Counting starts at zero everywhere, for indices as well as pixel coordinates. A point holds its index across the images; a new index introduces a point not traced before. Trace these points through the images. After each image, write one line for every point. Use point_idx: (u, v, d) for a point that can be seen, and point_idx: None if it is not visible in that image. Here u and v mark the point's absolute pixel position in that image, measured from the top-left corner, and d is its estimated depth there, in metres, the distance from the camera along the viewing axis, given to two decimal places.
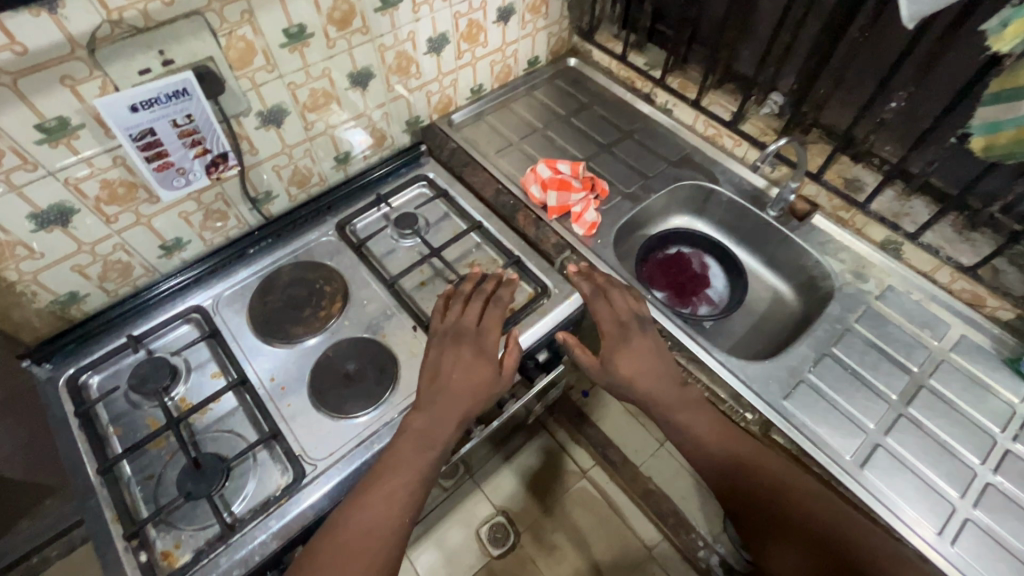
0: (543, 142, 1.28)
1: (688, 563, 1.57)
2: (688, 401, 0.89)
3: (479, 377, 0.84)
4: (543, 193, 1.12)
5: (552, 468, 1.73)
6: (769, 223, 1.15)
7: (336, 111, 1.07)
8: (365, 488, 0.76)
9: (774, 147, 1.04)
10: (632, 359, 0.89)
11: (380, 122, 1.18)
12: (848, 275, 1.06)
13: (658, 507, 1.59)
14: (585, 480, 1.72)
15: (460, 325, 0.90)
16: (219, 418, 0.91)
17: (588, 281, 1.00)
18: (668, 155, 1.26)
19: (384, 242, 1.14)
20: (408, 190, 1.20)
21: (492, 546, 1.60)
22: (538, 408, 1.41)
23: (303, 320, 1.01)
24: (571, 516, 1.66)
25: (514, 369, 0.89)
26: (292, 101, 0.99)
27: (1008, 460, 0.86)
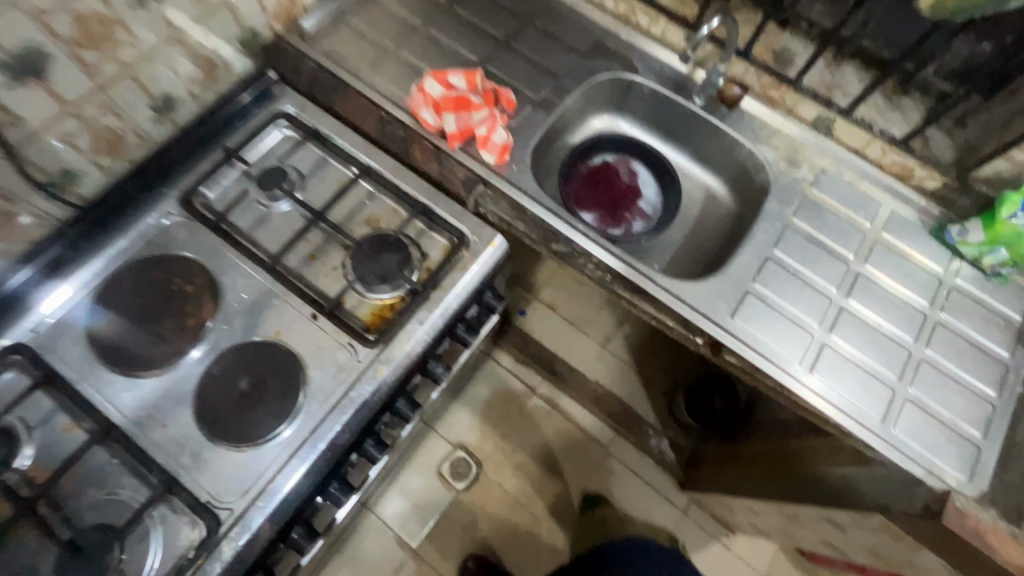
0: (425, 45, 1.02)
1: (641, 450, 1.66)
2: None
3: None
4: (439, 116, 0.91)
5: (502, 393, 1.71)
6: (696, 113, 1.03)
7: (128, 41, 0.77)
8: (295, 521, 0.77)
9: (708, 29, 0.89)
10: None
11: (202, 46, 0.87)
12: (781, 163, 0.98)
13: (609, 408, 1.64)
14: (536, 398, 1.71)
15: None
16: (91, 482, 0.73)
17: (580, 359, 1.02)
18: (577, 43, 1.05)
19: (251, 210, 0.90)
20: (265, 135, 0.94)
21: (457, 483, 1.60)
22: None
23: (167, 336, 0.80)
24: (528, 435, 1.67)
25: None
26: (50, 37, 0.69)
27: (937, 331, 0.88)
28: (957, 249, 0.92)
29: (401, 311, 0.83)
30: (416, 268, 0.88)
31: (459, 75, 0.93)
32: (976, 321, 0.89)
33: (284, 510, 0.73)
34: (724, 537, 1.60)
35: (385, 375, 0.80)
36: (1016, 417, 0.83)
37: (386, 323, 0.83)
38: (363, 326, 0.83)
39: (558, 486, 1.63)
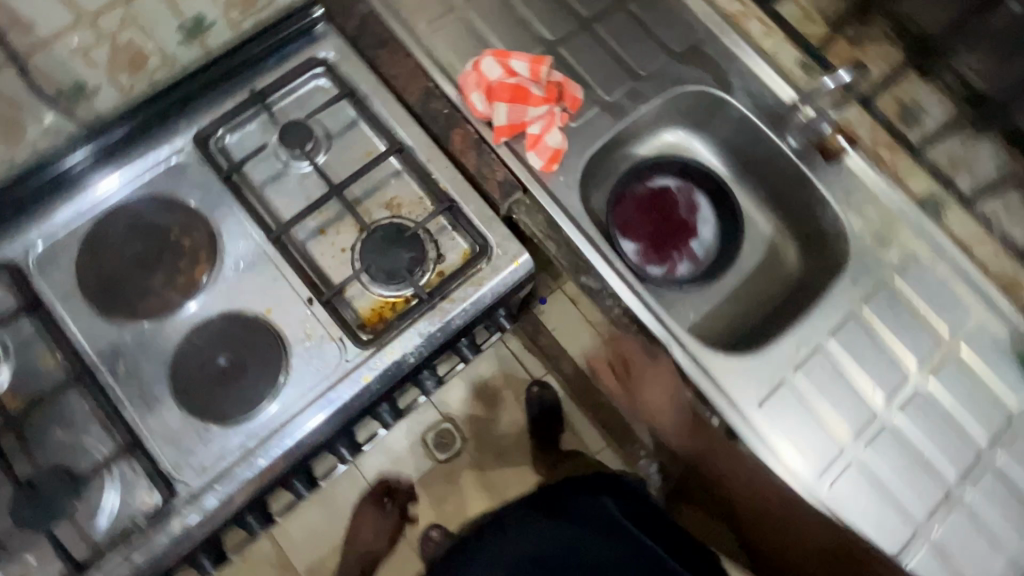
0: (498, 9, 0.88)
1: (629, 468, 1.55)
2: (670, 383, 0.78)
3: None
4: (488, 104, 0.80)
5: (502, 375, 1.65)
6: (785, 156, 0.88)
7: None
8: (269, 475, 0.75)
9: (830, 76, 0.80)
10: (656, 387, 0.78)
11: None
12: (869, 238, 0.84)
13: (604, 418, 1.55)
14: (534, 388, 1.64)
15: None
16: (59, 421, 0.71)
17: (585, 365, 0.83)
18: (671, 42, 0.90)
19: (268, 164, 0.82)
20: (298, 83, 0.84)
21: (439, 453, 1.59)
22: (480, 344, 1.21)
23: (154, 290, 0.75)
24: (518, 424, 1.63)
25: None
26: None
27: (985, 476, 0.77)
28: None
29: (401, 316, 0.76)
30: (429, 270, 0.80)
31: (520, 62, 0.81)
32: None
33: (241, 498, 0.70)
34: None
35: (370, 383, 0.74)
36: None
37: (384, 324, 0.77)
38: (359, 321, 0.78)
39: (537, 480, 1.59)
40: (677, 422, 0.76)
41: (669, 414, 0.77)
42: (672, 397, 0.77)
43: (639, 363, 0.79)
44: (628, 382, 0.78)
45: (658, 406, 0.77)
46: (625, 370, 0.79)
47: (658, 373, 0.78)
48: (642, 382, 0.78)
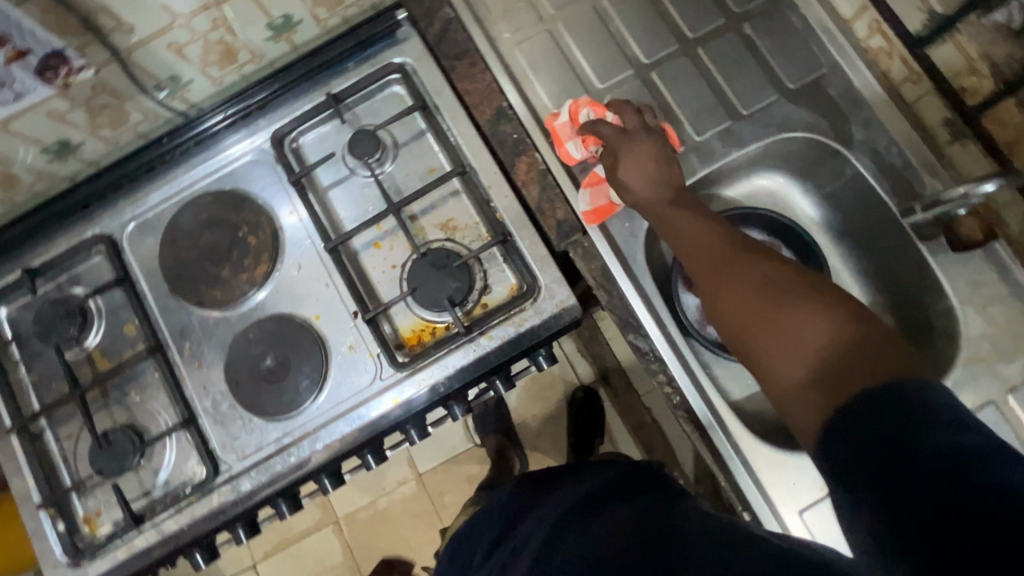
0: (591, 25, 0.81)
1: None
2: (679, 207, 0.70)
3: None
4: (587, 154, 0.75)
5: (553, 376, 1.50)
6: (901, 230, 0.74)
7: None
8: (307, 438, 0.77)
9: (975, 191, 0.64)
10: (635, 166, 0.70)
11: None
12: (987, 345, 0.70)
13: (647, 441, 1.38)
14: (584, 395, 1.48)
15: None
16: (134, 384, 0.81)
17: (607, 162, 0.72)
18: (785, 77, 0.78)
19: (335, 169, 0.83)
20: (373, 88, 0.83)
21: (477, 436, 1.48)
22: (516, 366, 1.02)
23: (220, 283, 0.81)
24: (560, 424, 1.49)
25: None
26: None
27: None
28: None
29: (440, 345, 0.76)
30: (473, 300, 0.78)
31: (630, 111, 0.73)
32: None
33: (269, 489, 0.76)
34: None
35: (397, 406, 0.76)
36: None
37: (421, 348, 0.78)
38: (399, 341, 0.79)
39: None
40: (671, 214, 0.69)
41: (661, 200, 0.70)
42: (659, 170, 0.70)
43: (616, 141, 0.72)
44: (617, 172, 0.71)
45: (641, 189, 0.70)
46: (613, 164, 0.72)
47: (631, 159, 0.70)
48: (624, 162, 0.70)
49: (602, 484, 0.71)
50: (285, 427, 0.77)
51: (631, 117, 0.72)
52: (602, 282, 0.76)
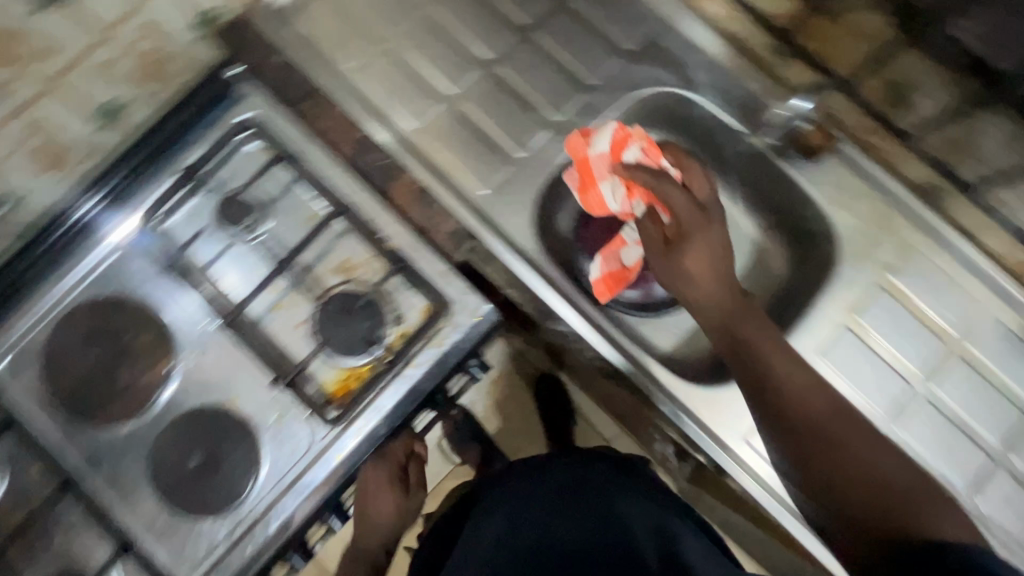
0: (426, 35, 0.82)
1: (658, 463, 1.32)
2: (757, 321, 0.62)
3: (394, 507, 0.85)
4: (625, 204, 0.76)
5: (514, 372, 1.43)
6: (763, 154, 0.79)
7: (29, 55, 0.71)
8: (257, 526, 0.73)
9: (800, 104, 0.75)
10: (703, 262, 0.63)
11: (154, 45, 0.78)
12: (859, 237, 0.76)
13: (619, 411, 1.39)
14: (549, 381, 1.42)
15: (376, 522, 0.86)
16: (54, 528, 0.74)
17: (655, 229, 0.68)
18: (620, 40, 0.81)
19: (212, 243, 0.79)
20: (226, 151, 0.79)
21: (455, 455, 1.39)
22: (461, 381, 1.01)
23: (122, 394, 0.76)
24: (533, 418, 1.44)
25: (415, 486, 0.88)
26: None
27: (997, 480, 0.72)
28: None
29: (369, 387, 0.75)
30: (389, 333, 0.76)
31: (701, 185, 0.67)
32: None
33: None
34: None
35: (342, 461, 0.73)
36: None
37: (352, 397, 0.75)
38: (326, 398, 0.75)
39: None
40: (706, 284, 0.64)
41: (703, 272, 0.64)
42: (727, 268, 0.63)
43: (686, 226, 0.64)
44: (674, 250, 0.64)
45: (699, 278, 0.63)
46: (676, 242, 0.65)
47: (694, 250, 0.63)
48: (689, 245, 0.64)
49: (616, 499, 0.75)
50: (232, 519, 0.73)
51: (700, 189, 0.67)
52: (508, 279, 0.78)
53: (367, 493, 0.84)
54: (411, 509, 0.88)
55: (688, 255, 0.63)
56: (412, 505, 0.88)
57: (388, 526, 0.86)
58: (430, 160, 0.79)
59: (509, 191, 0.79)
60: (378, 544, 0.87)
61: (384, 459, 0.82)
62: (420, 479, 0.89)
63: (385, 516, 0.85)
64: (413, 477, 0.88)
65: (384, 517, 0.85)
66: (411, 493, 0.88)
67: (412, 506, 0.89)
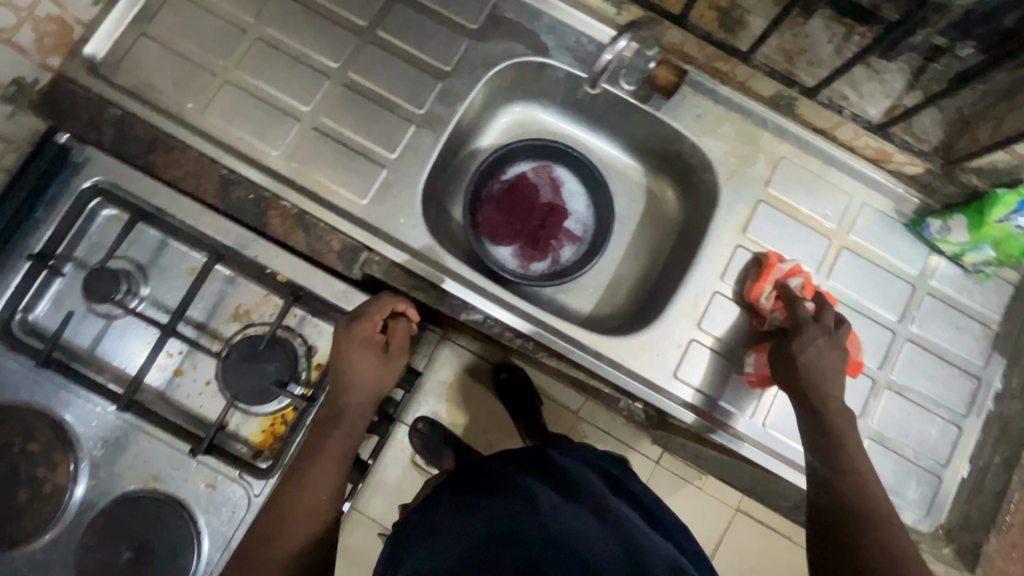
0: (266, 56, 0.78)
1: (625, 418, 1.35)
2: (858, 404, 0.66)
3: (373, 370, 0.72)
4: (772, 305, 0.74)
5: (466, 370, 1.40)
6: (625, 101, 0.82)
7: None
8: None
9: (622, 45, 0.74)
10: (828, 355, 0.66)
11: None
12: (732, 159, 0.80)
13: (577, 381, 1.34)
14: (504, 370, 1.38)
15: (350, 368, 0.70)
16: None
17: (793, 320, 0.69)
18: (464, 20, 0.80)
19: (89, 324, 0.73)
20: (81, 224, 0.74)
21: (431, 468, 1.34)
22: (400, 394, 0.99)
23: (26, 510, 0.69)
24: (497, 411, 1.40)
25: (401, 349, 0.75)
26: None
27: (904, 351, 0.78)
28: (936, 245, 0.78)
29: (293, 428, 0.72)
30: (304, 366, 0.75)
31: (829, 312, 0.69)
32: (949, 331, 0.78)
33: None
34: (694, 480, 1.38)
35: None
36: (1008, 462, 0.73)
37: (280, 442, 0.73)
38: (255, 450, 0.74)
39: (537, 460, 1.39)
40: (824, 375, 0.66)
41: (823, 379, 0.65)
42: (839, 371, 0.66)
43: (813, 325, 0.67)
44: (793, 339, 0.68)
45: (809, 371, 0.66)
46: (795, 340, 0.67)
47: (812, 349, 0.66)
48: (806, 340, 0.67)
49: (608, 497, 0.78)
50: None
51: (827, 321, 0.68)
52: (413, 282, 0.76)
53: (339, 355, 0.70)
54: (388, 382, 0.75)
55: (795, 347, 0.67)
56: (391, 374, 0.74)
57: (363, 391, 0.72)
58: (303, 184, 0.76)
59: (390, 194, 0.77)
60: (352, 442, 0.72)
61: (361, 320, 0.69)
62: (404, 345, 0.75)
63: (361, 377, 0.71)
64: (395, 338, 0.75)
65: (364, 382, 0.71)
66: (392, 358, 0.74)
67: (391, 375, 0.75)
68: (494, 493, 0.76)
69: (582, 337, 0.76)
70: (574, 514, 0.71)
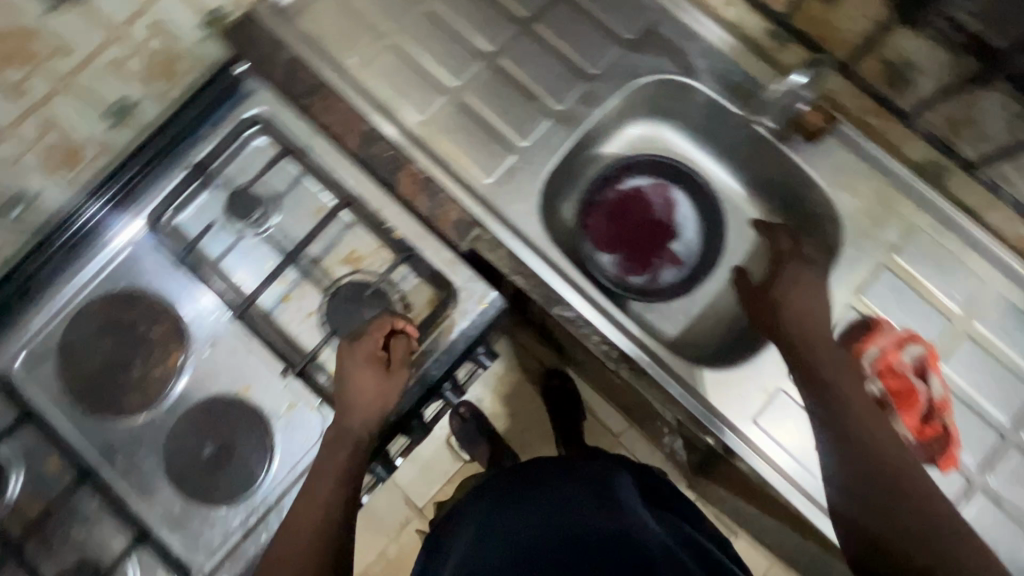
0: (429, 29, 0.83)
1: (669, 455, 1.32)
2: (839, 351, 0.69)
3: (371, 387, 0.71)
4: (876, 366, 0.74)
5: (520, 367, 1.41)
6: (763, 138, 0.80)
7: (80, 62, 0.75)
8: (269, 511, 0.74)
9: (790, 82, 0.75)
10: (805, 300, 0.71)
11: None
12: (864, 218, 0.77)
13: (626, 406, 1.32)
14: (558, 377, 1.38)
15: (347, 385, 0.71)
16: (73, 519, 0.75)
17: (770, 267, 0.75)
18: (620, 29, 0.82)
19: (221, 237, 0.80)
20: (236, 147, 0.81)
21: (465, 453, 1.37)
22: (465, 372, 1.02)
23: (137, 386, 0.77)
24: (540, 415, 1.41)
25: (402, 365, 0.73)
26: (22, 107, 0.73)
27: (1010, 458, 0.72)
28: None
29: None
30: None
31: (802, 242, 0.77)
32: None
33: None
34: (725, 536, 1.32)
35: None
36: None
37: None
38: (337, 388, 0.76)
39: None
40: (821, 369, 0.67)
41: (809, 322, 0.69)
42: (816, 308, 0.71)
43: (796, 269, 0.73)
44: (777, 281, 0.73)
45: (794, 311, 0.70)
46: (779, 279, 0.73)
47: (796, 282, 0.72)
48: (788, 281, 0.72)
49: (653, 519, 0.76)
50: (247, 505, 0.74)
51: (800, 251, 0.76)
52: (516, 267, 0.78)
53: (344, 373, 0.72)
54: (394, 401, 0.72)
55: (778, 282, 0.73)
56: (394, 393, 0.72)
57: (361, 411, 0.70)
58: (436, 152, 0.80)
59: (513, 179, 0.80)
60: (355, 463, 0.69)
61: (361, 338, 0.72)
62: (405, 362, 0.73)
63: (361, 396, 0.71)
64: (397, 355, 0.73)
65: (362, 403, 0.70)
66: (394, 375, 0.72)
67: (394, 394, 0.72)
68: (533, 488, 0.74)
69: (669, 359, 0.75)
70: (603, 509, 0.66)
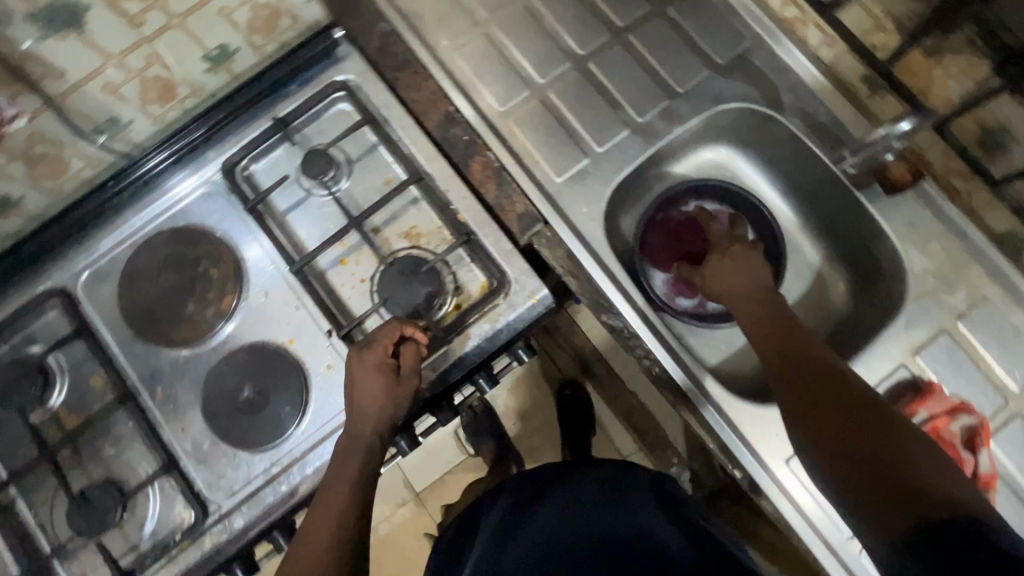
0: (524, 24, 0.84)
1: None
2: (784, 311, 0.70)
3: (380, 392, 0.69)
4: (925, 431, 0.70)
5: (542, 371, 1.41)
6: (838, 183, 0.79)
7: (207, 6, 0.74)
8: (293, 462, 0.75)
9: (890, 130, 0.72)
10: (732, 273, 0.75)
11: None
12: (932, 279, 0.75)
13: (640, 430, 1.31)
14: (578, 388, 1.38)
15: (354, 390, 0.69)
16: (107, 436, 0.77)
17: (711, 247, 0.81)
18: (713, 52, 0.82)
19: (291, 191, 0.82)
20: (319, 107, 0.83)
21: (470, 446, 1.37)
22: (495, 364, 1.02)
23: (188, 320, 0.79)
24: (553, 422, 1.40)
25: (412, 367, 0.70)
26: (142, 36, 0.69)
27: None
28: None
29: None
30: (446, 302, 0.78)
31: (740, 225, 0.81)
32: None
33: (265, 520, 0.74)
34: None
35: None
36: None
37: None
38: None
39: None
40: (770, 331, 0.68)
41: (738, 293, 0.74)
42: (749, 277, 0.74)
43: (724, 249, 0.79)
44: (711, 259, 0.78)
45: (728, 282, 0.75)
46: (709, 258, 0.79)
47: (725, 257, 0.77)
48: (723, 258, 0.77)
49: None
50: (272, 453, 0.75)
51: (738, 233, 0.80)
52: (572, 268, 0.78)
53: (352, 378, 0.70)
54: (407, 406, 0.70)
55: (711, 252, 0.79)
56: (407, 396, 0.70)
57: (373, 414, 0.69)
58: (513, 144, 0.81)
59: (583, 183, 0.81)
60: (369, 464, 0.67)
61: (370, 345, 0.70)
62: (416, 367, 0.70)
63: (370, 399, 0.69)
64: (407, 361, 0.70)
65: (371, 407, 0.69)
66: (405, 379, 0.70)
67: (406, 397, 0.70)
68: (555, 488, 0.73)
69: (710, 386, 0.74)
70: (622, 508, 0.66)
